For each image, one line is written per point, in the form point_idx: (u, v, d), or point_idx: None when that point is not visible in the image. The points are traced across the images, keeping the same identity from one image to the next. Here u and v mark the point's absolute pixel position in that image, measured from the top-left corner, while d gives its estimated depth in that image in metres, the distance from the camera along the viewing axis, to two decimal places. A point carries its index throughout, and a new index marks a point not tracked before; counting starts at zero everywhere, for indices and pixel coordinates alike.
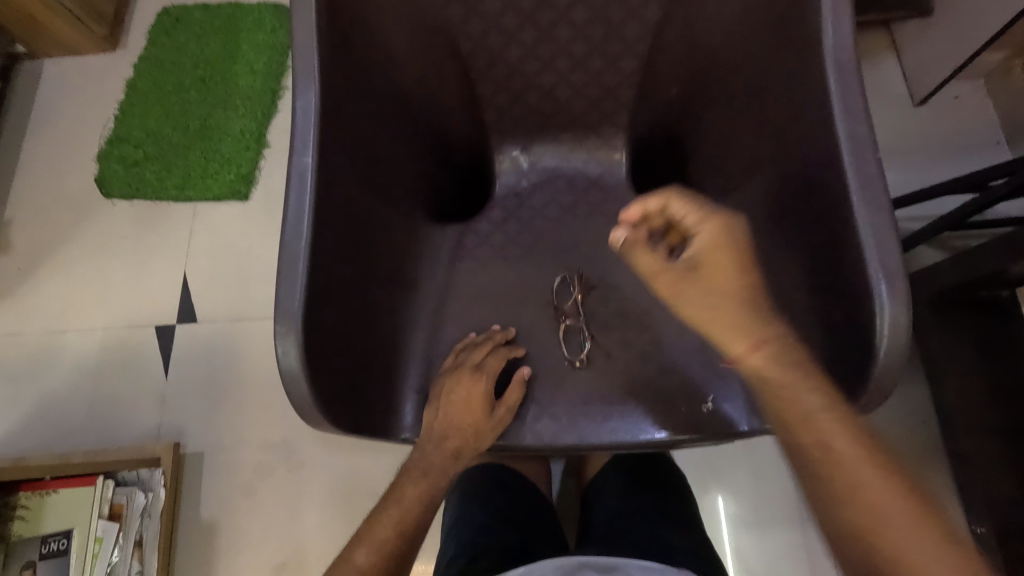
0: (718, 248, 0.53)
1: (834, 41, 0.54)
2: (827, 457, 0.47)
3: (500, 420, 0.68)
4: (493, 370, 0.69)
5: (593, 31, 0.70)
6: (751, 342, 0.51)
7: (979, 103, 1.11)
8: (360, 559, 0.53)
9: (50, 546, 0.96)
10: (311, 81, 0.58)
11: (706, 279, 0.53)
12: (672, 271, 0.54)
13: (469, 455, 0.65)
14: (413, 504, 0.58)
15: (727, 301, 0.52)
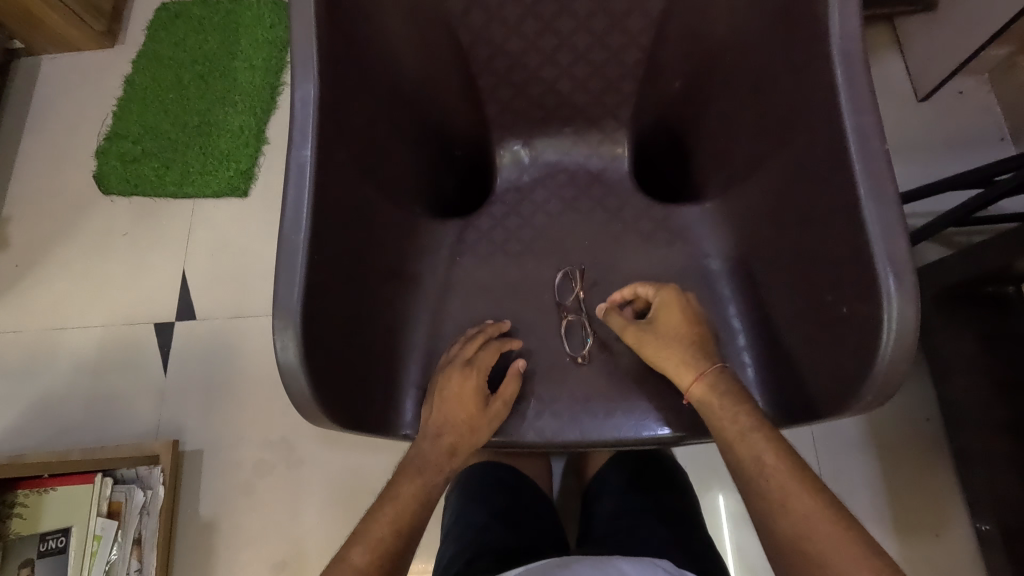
0: (673, 308, 0.65)
1: (840, 31, 0.53)
2: (764, 473, 0.52)
3: (496, 414, 0.66)
4: (486, 365, 0.68)
5: (596, 24, 0.69)
6: (693, 375, 0.61)
7: (983, 98, 1.10)
8: (356, 559, 0.53)
9: (47, 544, 0.94)
10: (310, 73, 0.57)
11: (663, 332, 0.64)
12: (636, 327, 0.66)
13: (467, 451, 0.64)
14: (410, 503, 0.57)
15: (676, 347, 0.63)
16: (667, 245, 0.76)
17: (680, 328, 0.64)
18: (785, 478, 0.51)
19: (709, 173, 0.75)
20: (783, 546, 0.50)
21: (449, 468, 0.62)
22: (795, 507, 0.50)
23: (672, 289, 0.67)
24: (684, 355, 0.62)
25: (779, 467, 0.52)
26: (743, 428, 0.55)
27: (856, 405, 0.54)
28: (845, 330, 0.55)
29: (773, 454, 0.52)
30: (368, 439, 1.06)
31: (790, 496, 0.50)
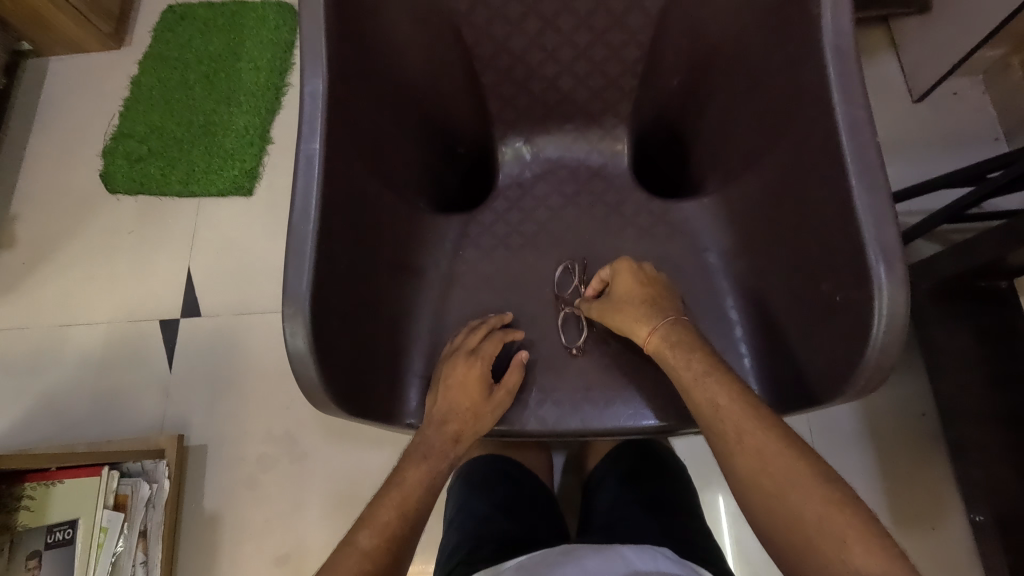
0: (628, 274, 0.68)
1: (834, 28, 0.55)
2: (719, 414, 0.55)
3: (499, 402, 0.68)
4: (490, 352, 0.69)
5: (596, 21, 0.71)
6: (647, 329, 0.63)
7: (978, 99, 1.11)
8: (364, 541, 0.54)
9: (55, 536, 0.93)
10: (319, 67, 0.59)
11: (620, 297, 0.67)
12: (599, 304, 0.70)
13: (470, 438, 0.65)
14: (417, 489, 0.59)
15: (630, 307, 0.66)
16: (666, 239, 0.78)
17: (633, 291, 0.67)
18: (737, 417, 0.54)
19: (707, 169, 0.76)
20: (748, 486, 0.52)
21: (452, 455, 0.63)
22: (749, 442, 0.52)
23: (625, 260, 0.69)
24: (638, 310, 0.65)
25: (732, 409, 0.54)
26: (698, 374, 0.58)
27: (850, 390, 0.55)
28: (838, 317, 0.57)
29: (727, 397, 0.55)
30: (371, 434, 1.07)
31: (745, 434, 0.53)
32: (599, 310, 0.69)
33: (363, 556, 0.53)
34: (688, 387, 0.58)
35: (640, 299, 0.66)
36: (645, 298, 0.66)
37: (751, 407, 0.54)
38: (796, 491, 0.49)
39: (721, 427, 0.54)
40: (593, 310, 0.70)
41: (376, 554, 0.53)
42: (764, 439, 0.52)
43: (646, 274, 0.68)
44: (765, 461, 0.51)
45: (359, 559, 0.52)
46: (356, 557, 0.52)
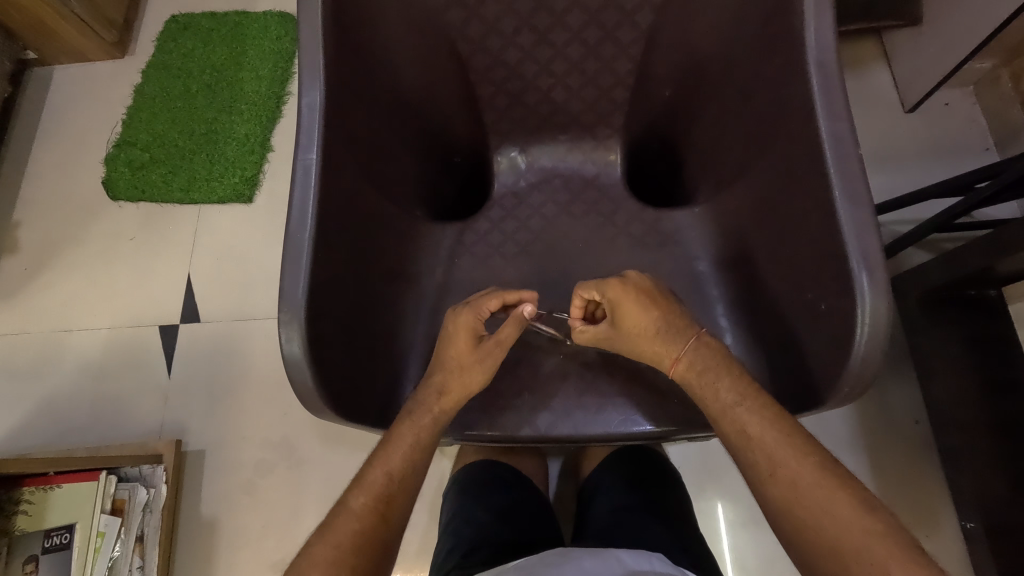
0: (626, 309, 0.63)
1: (817, 44, 0.56)
2: (747, 445, 0.55)
3: (490, 354, 0.65)
4: (488, 307, 0.68)
5: (589, 35, 0.72)
6: (672, 356, 0.63)
7: (969, 109, 1.13)
8: (354, 504, 0.55)
9: (51, 540, 0.94)
10: (317, 79, 0.60)
11: (631, 331, 0.64)
12: (607, 337, 0.66)
13: (457, 391, 0.64)
14: (403, 448, 0.59)
15: (646, 338, 0.63)
16: (658, 248, 0.79)
17: (636, 323, 0.63)
18: (769, 447, 0.54)
19: (698, 179, 0.78)
20: (775, 505, 0.53)
21: (439, 409, 0.63)
22: (780, 470, 0.53)
23: (615, 285, 0.65)
24: (656, 342, 0.63)
25: (763, 440, 0.54)
26: (728, 401, 0.57)
27: (835, 396, 0.56)
28: (824, 326, 0.58)
29: (757, 427, 0.55)
30: (367, 440, 1.08)
31: (779, 466, 0.53)
32: (614, 343, 0.66)
33: (353, 515, 0.54)
34: (716, 416, 0.58)
35: (656, 329, 0.63)
36: (658, 326, 0.63)
37: (784, 437, 0.54)
38: (835, 511, 0.49)
39: (753, 459, 0.54)
40: (602, 341, 0.67)
41: (366, 513, 0.54)
42: (801, 468, 0.52)
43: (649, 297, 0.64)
44: (800, 497, 0.51)
45: (348, 520, 0.54)
46: (347, 519, 0.54)
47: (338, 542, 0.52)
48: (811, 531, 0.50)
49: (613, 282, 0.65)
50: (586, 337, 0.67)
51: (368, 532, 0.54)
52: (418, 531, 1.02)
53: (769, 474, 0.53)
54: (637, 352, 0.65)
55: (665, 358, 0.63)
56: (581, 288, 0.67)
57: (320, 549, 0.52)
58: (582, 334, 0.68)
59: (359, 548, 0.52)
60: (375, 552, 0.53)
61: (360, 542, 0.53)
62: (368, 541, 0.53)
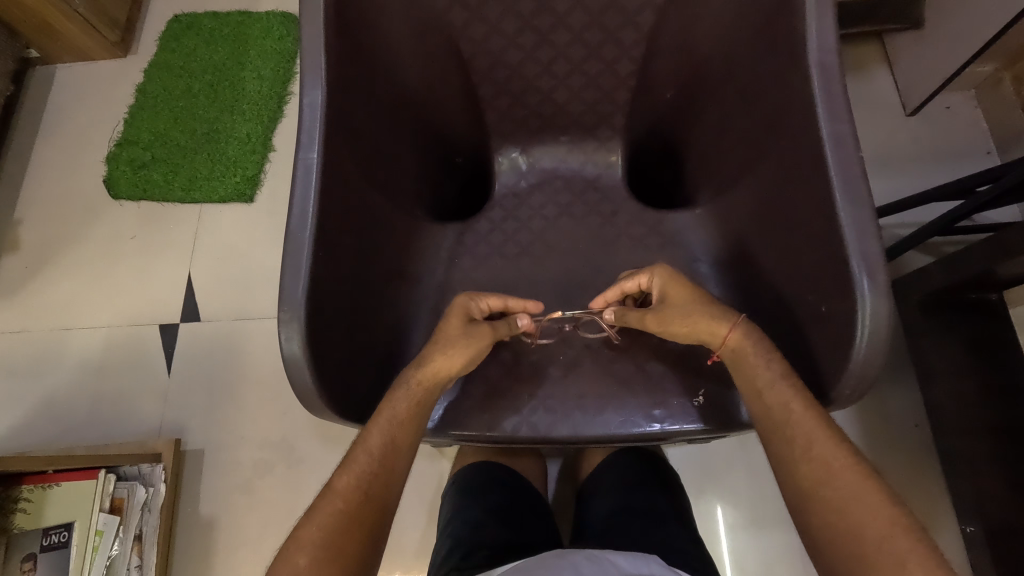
0: (679, 283, 0.66)
1: (818, 46, 0.56)
2: (789, 417, 0.54)
3: (479, 335, 0.66)
4: (489, 300, 0.71)
5: (590, 36, 0.72)
6: (726, 327, 0.61)
7: (970, 113, 1.13)
8: (338, 483, 0.55)
9: (50, 539, 0.94)
10: (318, 78, 0.60)
11: (682, 304, 0.64)
12: (654, 312, 0.65)
13: (440, 367, 0.63)
14: (383, 425, 0.59)
15: (699, 309, 0.62)
16: (658, 249, 0.79)
17: (687, 295, 0.64)
18: (808, 425, 0.53)
19: (699, 180, 0.78)
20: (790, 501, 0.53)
21: (417, 383, 0.62)
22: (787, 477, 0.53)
23: (662, 267, 0.67)
24: (711, 311, 0.62)
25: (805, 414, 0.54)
26: (770, 378, 0.57)
27: (837, 396, 0.57)
28: (825, 327, 0.58)
29: (800, 403, 0.55)
30: None
31: (815, 444, 0.53)
32: (661, 318, 0.64)
33: (335, 496, 0.54)
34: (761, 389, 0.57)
35: (704, 303, 0.63)
36: (705, 300, 0.63)
37: (824, 420, 0.54)
38: (857, 505, 0.49)
39: (788, 432, 0.54)
40: (649, 318, 0.65)
41: (349, 493, 0.54)
42: (829, 451, 0.52)
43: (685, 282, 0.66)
44: (822, 490, 0.51)
45: (332, 500, 0.54)
46: (331, 500, 0.54)
47: (323, 523, 0.52)
48: (834, 524, 0.49)
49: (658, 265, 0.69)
50: (631, 317, 0.68)
51: (352, 510, 0.53)
52: (417, 532, 1.02)
53: (806, 450, 0.53)
54: (694, 327, 0.62)
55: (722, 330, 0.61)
56: (627, 277, 0.70)
57: (307, 531, 0.52)
58: (626, 313, 0.68)
59: (344, 526, 0.52)
60: (361, 533, 0.53)
61: (344, 521, 0.53)
62: (352, 519, 0.53)
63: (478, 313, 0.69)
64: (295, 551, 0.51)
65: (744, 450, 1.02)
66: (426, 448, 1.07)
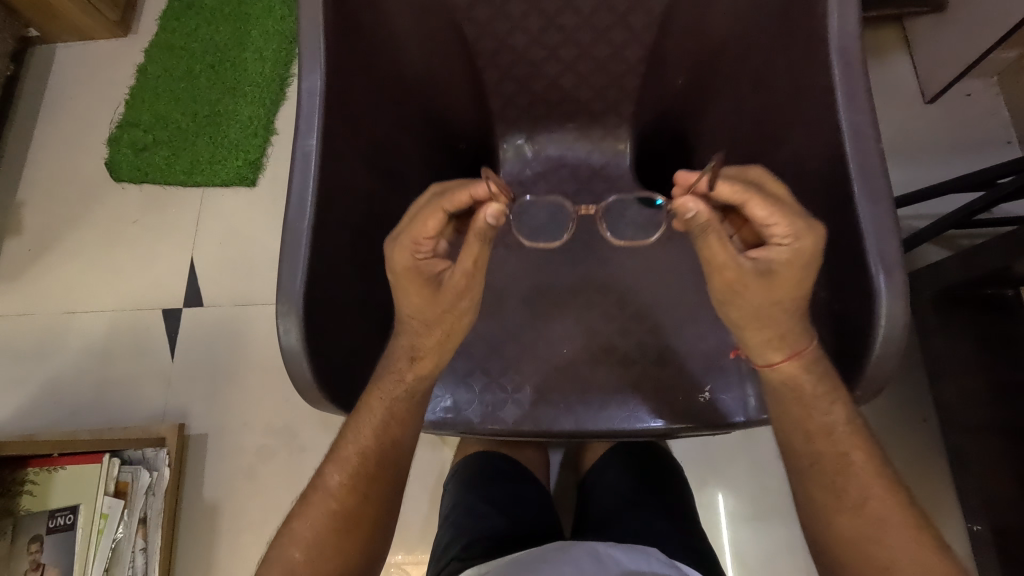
0: (790, 277, 0.52)
1: (839, 33, 0.55)
2: None
3: (454, 292, 0.57)
4: (425, 220, 0.55)
5: (598, 20, 0.69)
6: (786, 351, 0.55)
7: (991, 100, 1.10)
8: (331, 481, 0.57)
9: (56, 521, 0.96)
10: (317, 62, 0.58)
11: (765, 295, 0.53)
12: (742, 278, 0.53)
13: (430, 355, 0.59)
14: (376, 423, 0.58)
15: (779, 316, 0.54)
16: (667, 241, 0.77)
17: (791, 291, 0.53)
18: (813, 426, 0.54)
19: None
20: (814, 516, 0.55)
21: (412, 376, 0.59)
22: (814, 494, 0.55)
23: (805, 242, 0.51)
24: (779, 327, 0.55)
25: (864, 469, 0.54)
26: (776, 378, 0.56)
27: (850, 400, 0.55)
28: None
29: (860, 453, 0.55)
30: None
31: (864, 499, 0.54)
32: (737, 294, 0.54)
33: (328, 496, 0.57)
34: (813, 434, 0.56)
35: (782, 308, 0.54)
36: (788, 305, 0.54)
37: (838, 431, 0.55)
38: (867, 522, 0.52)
39: (832, 483, 0.55)
40: (727, 267, 0.53)
41: (341, 492, 0.57)
42: (888, 508, 0.53)
43: (796, 269, 0.52)
44: (870, 546, 0.53)
45: (325, 498, 0.57)
46: (325, 498, 0.57)
47: (316, 521, 0.56)
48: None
49: (804, 214, 0.52)
50: (717, 247, 0.52)
51: (344, 510, 0.56)
52: (419, 520, 1.02)
53: (857, 506, 0.53)
54: (744, 318, 0.55)
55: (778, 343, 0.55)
56: (766, 202, 0.52)
57: (301, 525, 0.56)
58: (710, 230, 0.52)
59: (336, 526, 0.56)
60: (354, 530, 0.57)
61: (337, 521, 0.56)
62: (345, 519, 0.56)
63: (425, 253, 0.56)
64: (290, 544, 0.56)
65: (750, 441, 1.01)
66: (428, 436, 1.06)
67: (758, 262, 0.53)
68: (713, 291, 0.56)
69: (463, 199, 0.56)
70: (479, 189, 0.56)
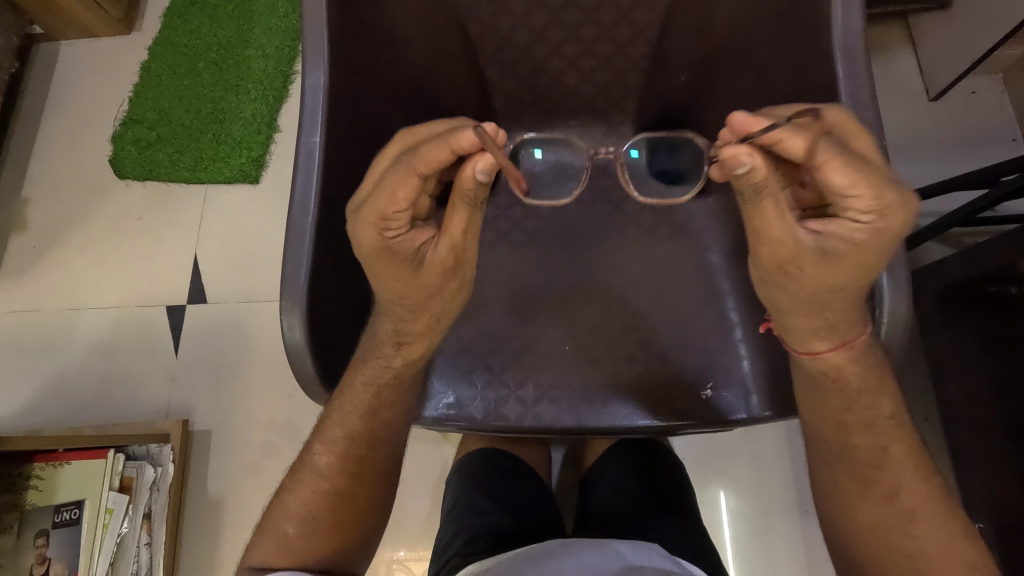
0: (855, 263, 0.47)
1: (843, 30, 0.56)
2: None
3: (437, 268, 0.53)
4: (394, 194, 0.48)
5: (602, 16, 0.69)
6: (835, 341, 0.53)
7: (996, 97, 1.09)
8: (319, 460, 0.61)
9: (61, 515, 0.97)
10: (321, 59, 0.58)
11: (818, 278, 0.48)
12: (794, 254, 0.47)
13: (416, 341, 0.59)
14: (359, 407, 0.60)
15: (833, 303, 0.50)
16: (670, 238, 0.77)
17: (853, 278, 0.48)
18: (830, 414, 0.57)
19: None
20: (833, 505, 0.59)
21: (399, 361, 0.60)
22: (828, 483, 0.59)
23: (891, 224, 0.45)
24: (830, 315, 0.51)
25: (903, 460, 0.56)
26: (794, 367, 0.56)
27: (854, 395, 0.55)
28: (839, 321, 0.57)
29: (860, 448, 0.56)
30: None
31: (865, 493, 0.57)
32: (787, 277, 0.48)
33: (317, 474, 0.60)
34: (841, 424, 0.57)
35: (838, 296, 0.49)
36: (843, 294, 0.49)
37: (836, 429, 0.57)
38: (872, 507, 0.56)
39: (841, 475, 0.58)
40: (783, 244, 0.46)
41: (329, 471, 0.60)
42: (930, 504, 0.55)
43: (865, 253, 0.46)
44: (899, 537, 0.55)
45: (315, 476, 0.60)
46: (314, 476, 0.60)
47: (307, 498, 0.60)
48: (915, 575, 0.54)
49: (898, 185, 0.45)
50: (773, 220, 0.46)
51: (333, 487, 0.60)
52: (421, 516, 1.03)
53: (868, 495, 0.57)
54: (790, 298, 0.50)
55: (822, 328, 0.52)
56: (853, 171, 0.44)
57: (294, 501, 0.60)
58: (764, 195, 0.45)
59: (326, 502, 0.60)
60: (343, 506, 0.60)
61: (326, 497, 0.60)
62: (333, 496, 0.60)
63: (397, 227, 0.50)
64: (283, 519, 0.60)
65: (751, 439, 1.01)
66: (430, 432, 1.07)
67: (820, 238, 0.47)
68: (757, 268, 0.50)
69: (442, 158, 0.47)
70: (456, 144, 0.47)
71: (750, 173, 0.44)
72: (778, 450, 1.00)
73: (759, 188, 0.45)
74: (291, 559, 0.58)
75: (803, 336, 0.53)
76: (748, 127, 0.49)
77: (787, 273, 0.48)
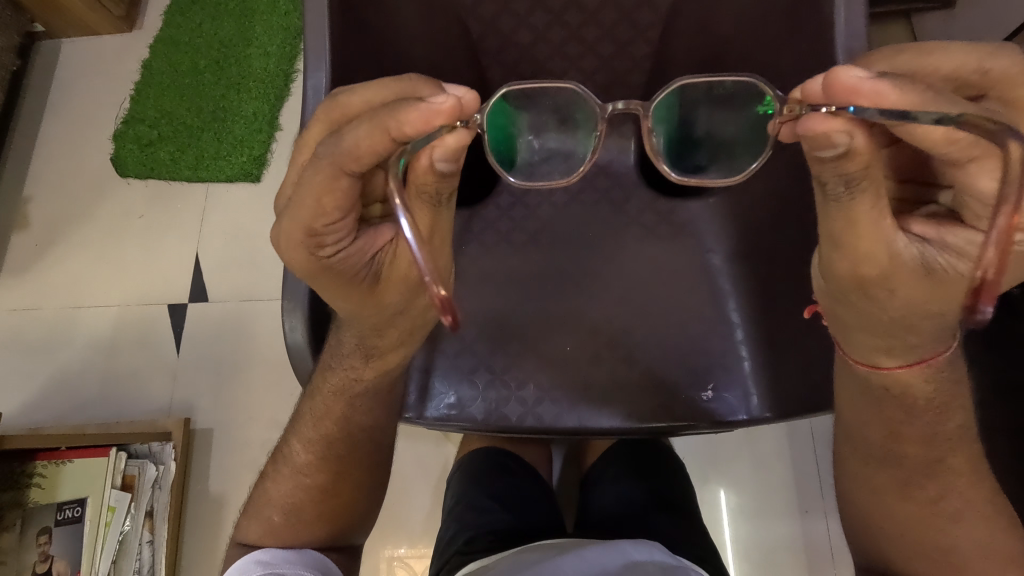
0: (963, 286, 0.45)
1: (846, 33, 0.56)
2: None
3: (403, 269, 0.51)
4: (320, 201, 0.45)
5: (604, 17, 0.69)
6: (910, 358, 0.52)
7: None
8: (298, 456, 0.63)
9: (64, 513, 0.98)
10: (322, 60, 0.59)
11: (910, 297, 0.46)
12: (890, 272, 0.44)
13: (382, 349, 0.58)
14: (330, 412, 0.61)
15: (918, 322, 0.48)
16: (671, 239, 0.77)
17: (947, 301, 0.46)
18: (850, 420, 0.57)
19: None
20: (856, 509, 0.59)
21: (369, 370, 0.59)
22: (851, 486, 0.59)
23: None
24: (913, 336, 0.49)
25: (909, 460, 0.56)
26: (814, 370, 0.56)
27: (861, 397, 0.55)
28: None
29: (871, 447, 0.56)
30: None
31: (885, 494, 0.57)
32: (870, 299, 0.46)
33: (296, 469, 0.63)
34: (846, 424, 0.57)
35: (929, 321, 0.48)
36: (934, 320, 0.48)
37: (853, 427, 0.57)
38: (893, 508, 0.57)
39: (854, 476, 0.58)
40: (875, 261, 0.43)
41: (308, 466, 0.63)
42: (950, 503, 0.55)
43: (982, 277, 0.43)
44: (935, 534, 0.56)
45: (295, 471, 0.63)
46: (294, 472, 0.63)
47: (289, 490, 0.63)
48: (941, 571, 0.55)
49: None
50: (868, 228, 0.42)
51: (313, 482, 0.63)
52: (422, 515, 1.03)
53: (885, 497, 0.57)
54: (867, 316, 0.48)
55: (892, 342, 0.50)
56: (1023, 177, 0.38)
57: (279, 492, 0.63)
58: (858, 193, 0.41)
59: (308, 496, 0.63)
60: (324, 499, 0.63)
61: (308, 491, 0.63)
62: (314, 490, 0.63)
63: (334, 239, 0.47)
64: (269, 508, 0.63)
65: (751, 438, 1.01)
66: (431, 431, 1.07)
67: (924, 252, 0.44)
68: (833, 283, 0.47)
69: (378, 149, 0.43)
70: (395, 128, 0.42)
71: (845, 162, 0.39)
72: (778, 448, 1.00)
73: (865, 184, 0.41)
74: (275, 541, 0.62)
75: (872, 349, 0.51)
76: (857, 91, 0.39)
77: (874, 288, 0.45)
